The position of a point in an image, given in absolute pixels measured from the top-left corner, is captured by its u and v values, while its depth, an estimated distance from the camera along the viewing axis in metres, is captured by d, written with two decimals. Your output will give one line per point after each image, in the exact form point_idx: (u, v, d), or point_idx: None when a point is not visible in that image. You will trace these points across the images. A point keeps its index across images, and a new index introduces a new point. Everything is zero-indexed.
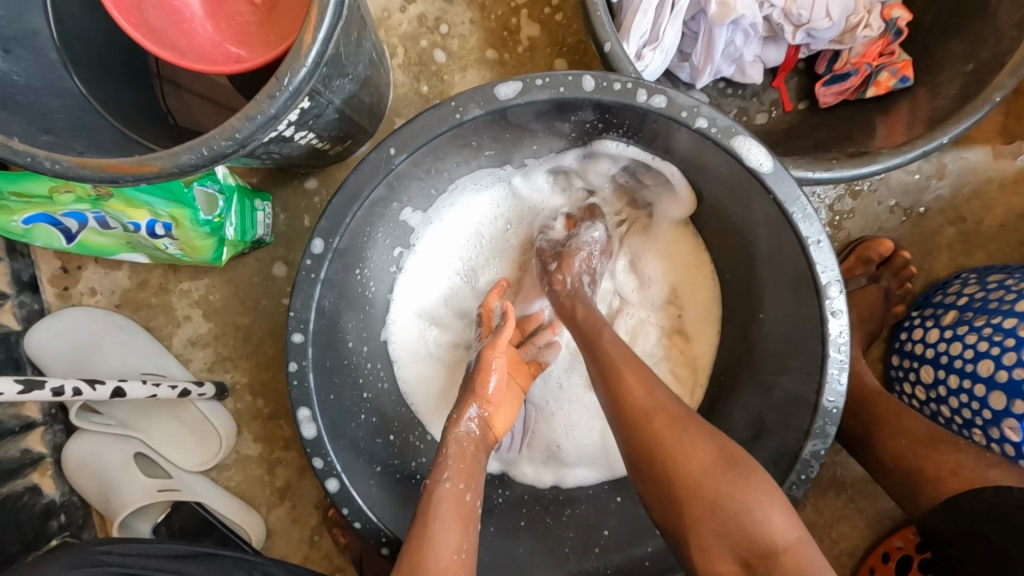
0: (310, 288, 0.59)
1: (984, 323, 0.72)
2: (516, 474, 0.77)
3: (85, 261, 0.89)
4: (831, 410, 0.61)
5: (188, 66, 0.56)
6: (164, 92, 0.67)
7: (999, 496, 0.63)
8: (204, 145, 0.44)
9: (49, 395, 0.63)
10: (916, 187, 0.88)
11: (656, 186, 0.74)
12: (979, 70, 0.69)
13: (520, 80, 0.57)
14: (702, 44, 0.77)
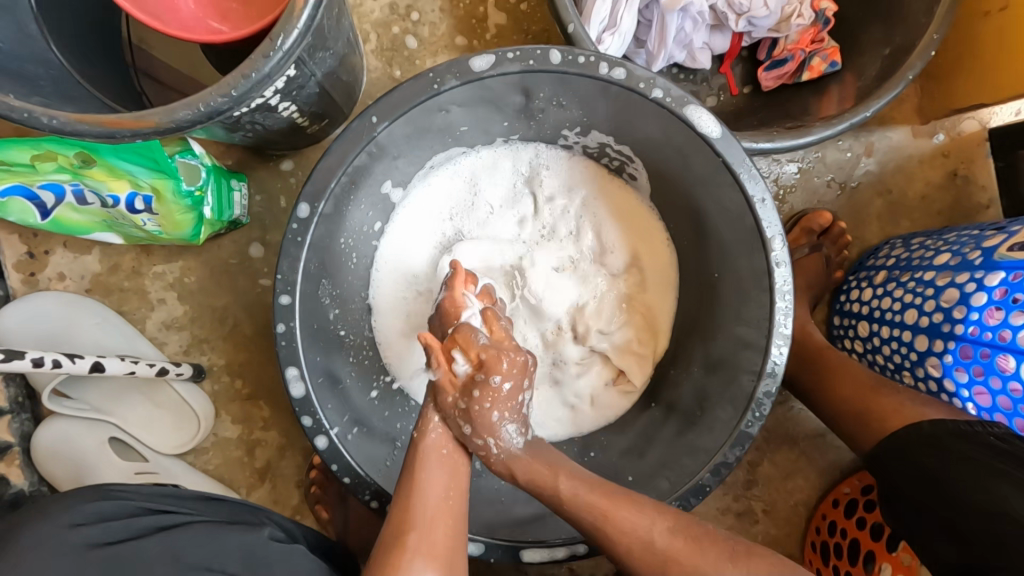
0: (297, 251, 0.62)
1: (908, 277, 0.80)
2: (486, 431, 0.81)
3: (53, 245, 0.88)
4: (779, 351, 0.68)
5: (175, 33, 0.58)
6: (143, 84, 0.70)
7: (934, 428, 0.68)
8: (200, 103, 0.47)
9: (29, 365, 0.64)
10: (848, 164, 0.98)
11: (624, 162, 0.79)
12: (896, 53, 0.78)
13: (492, 54, 0.62)
14: (655, 31, 0.84)
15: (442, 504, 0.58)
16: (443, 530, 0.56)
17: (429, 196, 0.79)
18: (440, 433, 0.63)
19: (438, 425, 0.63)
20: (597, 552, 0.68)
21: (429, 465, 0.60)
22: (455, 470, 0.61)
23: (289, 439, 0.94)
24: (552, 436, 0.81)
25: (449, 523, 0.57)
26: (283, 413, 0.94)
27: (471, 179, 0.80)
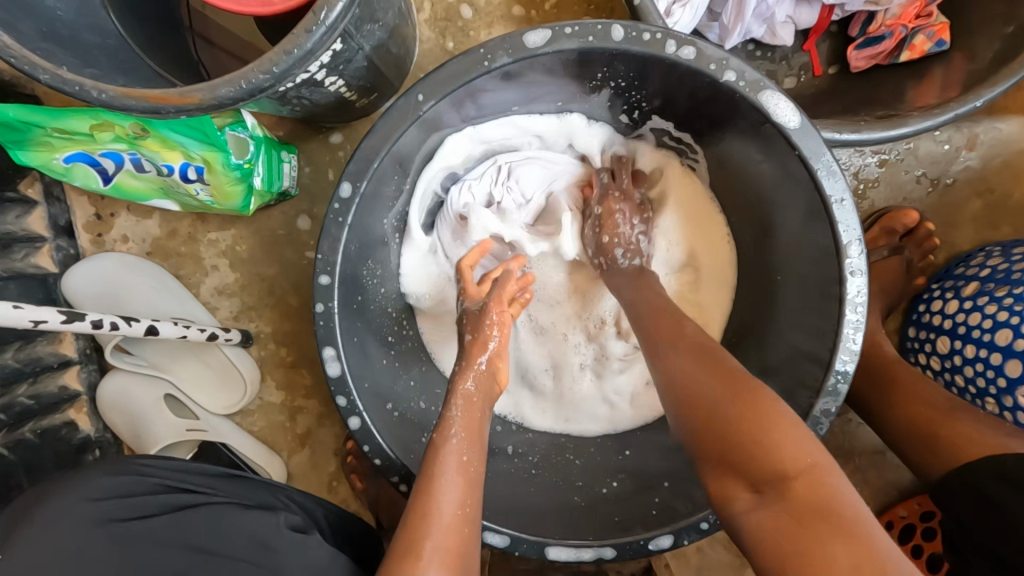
0: (337, 231, 0.61)
1: (1005, 293, 0.71)
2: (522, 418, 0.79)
3: (117, 208, 0.92)
4: (845, 368, 0.61)
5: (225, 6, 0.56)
6: (198, 48, 0.68)
7: (1019, 463, 0.60)
8: (243, 79, 0.46)
9: (89, 326, 0.66)
10: (945, 158, 0.87)
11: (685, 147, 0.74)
12: (1020, 32, 0.67)
13: (549, 29, 0.57)
14: (733, 3, 0.76)
15: (455, 512, 0.52)
16: (453, 543, 0.50)
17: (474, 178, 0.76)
18: (459, 439, 0.56)
19: (455, 429, 0.57)
20: (624, 557, 0.66)
21: (448, 471, 0.54)
22: (472, 478, 0.54)
23: (329, 409, 0.97)
24: (585, 431, 0.78)
25: (460, 533, 0.51)
26: (324, 383, 0.96)
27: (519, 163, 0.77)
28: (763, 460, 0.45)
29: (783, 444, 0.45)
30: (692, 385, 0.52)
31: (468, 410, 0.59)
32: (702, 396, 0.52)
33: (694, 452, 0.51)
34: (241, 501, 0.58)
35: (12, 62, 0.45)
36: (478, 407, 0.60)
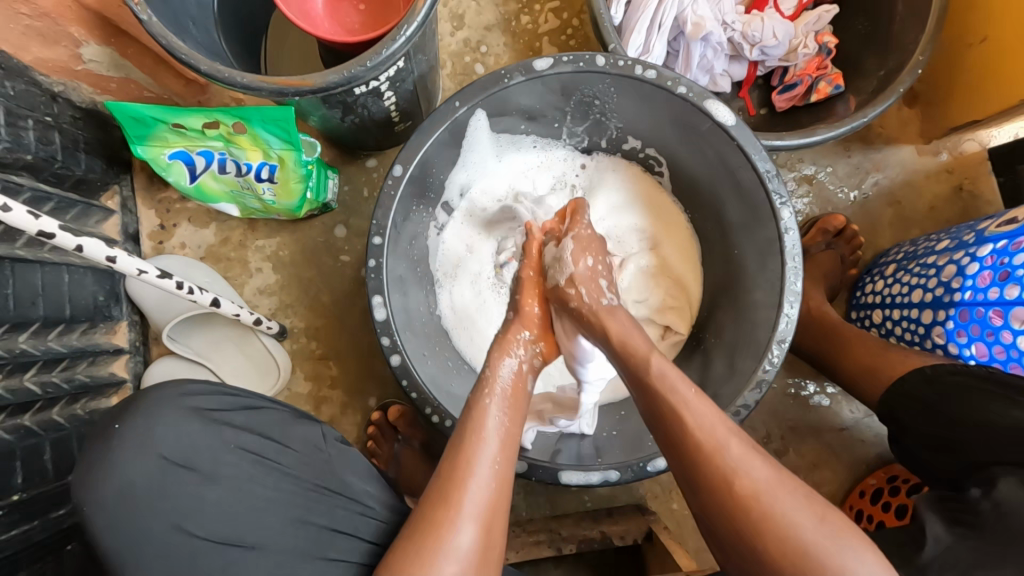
0: (390, 202, 0.78)
1: (916, 262, 0.89)
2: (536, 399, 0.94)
3: (179, 220, 1.07)
4: (792, 307, 0.78)
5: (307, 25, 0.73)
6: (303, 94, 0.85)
7: (934, 370, 0.68)
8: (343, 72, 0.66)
9: (173, 286, 0.79)
10: (859, 177, 1.10)
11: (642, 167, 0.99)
12: (890, 74, 0.93)
13: (551, 57, 0.79)
14: (682, 58, 1.01)
15: (498, 444, 0.63)
16: (500, 450, 0.63)
17: (497, 197, 0.98)
18: (504, 389, 0.67)
19: (504, 387, 0.68)
20: (626, 478, 0.76)
21: (497, 401, 0.66)
22: (516, 414, 0.66)
23: (352, 397, 1.07)
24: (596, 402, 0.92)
25: (507, 448, 0.63)
26: (349, 374, 1.07)
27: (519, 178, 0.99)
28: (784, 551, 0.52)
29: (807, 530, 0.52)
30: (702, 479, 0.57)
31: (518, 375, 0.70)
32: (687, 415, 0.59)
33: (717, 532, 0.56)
34: (294, 409, 0.71)
35: (183, 58, 0.64)
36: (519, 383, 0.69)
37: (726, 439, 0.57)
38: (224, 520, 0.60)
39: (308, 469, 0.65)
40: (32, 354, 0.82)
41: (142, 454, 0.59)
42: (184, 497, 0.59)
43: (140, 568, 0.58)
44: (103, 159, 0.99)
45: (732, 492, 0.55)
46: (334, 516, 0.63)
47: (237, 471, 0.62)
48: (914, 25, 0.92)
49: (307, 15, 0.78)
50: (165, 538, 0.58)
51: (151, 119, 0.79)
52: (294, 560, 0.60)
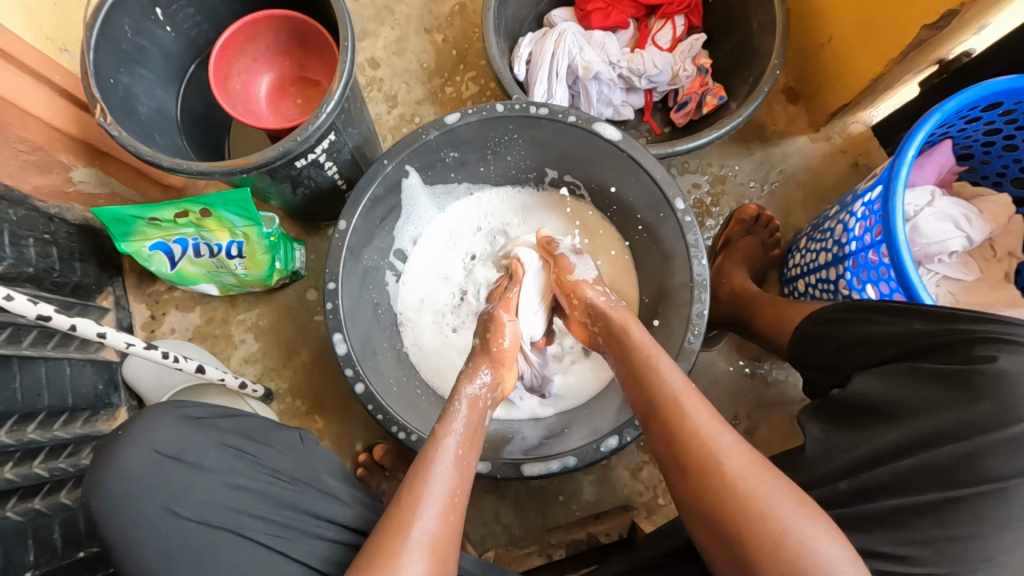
0: (339, 252, 0.89)
1: (821, 229, 1.00)
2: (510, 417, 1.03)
3: (168, 308, 1.19)
4: (701, 285, 0.88)
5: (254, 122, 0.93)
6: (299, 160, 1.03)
7: (828, 311, 0.77)
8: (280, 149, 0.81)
9: (159, 355, 0.89)
10: (766, 170, 1.23)
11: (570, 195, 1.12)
12: (756, 79, 1.08)
13: (459, 112, 0.93)
14: (583, 97, 1.17)
15: (456, 468, 0.68)
16: (453, 479, 0.67)
17: (443, 239, 1.11)
18: (465, 423, 0.73)
19: (467, 406, 0.76)
20: (584, 462, 0.83)
21: (455, 433, 0.72)
22: (472, 446, 0.72)
23: (340, 444, 1.14)
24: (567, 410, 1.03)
25: (461, 477, 0.68)
26: (334, 423, 1.15)
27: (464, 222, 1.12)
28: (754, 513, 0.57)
29: (771, 492, 0.58)
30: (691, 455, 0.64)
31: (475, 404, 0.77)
32: (656, 369, 0.73)
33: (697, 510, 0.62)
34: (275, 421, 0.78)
35: (147, 158, 0.79)
36: (478, 413, 0.76)
37: (678, 385, 0.71)
38: (208, 506, 0.67)
39: (286, 464, 0.71)
40: (40, 441, 0.91)
41: (139, 450, 0.67)
42: (175, 485, 0.67)
43: (137, 548, 0.65)
44: (97, 265, 1.12)
45: (677, 420, 0.67)
46: (307, 502, 0.69)
47: (221, 465, 0.69)
48: (766, 38, 1.08)
49: (252, 111, 1.00)
50: (159, 520, 0.66)
51: (131, 216, 0.93)
52: (270, 544, 0.66)
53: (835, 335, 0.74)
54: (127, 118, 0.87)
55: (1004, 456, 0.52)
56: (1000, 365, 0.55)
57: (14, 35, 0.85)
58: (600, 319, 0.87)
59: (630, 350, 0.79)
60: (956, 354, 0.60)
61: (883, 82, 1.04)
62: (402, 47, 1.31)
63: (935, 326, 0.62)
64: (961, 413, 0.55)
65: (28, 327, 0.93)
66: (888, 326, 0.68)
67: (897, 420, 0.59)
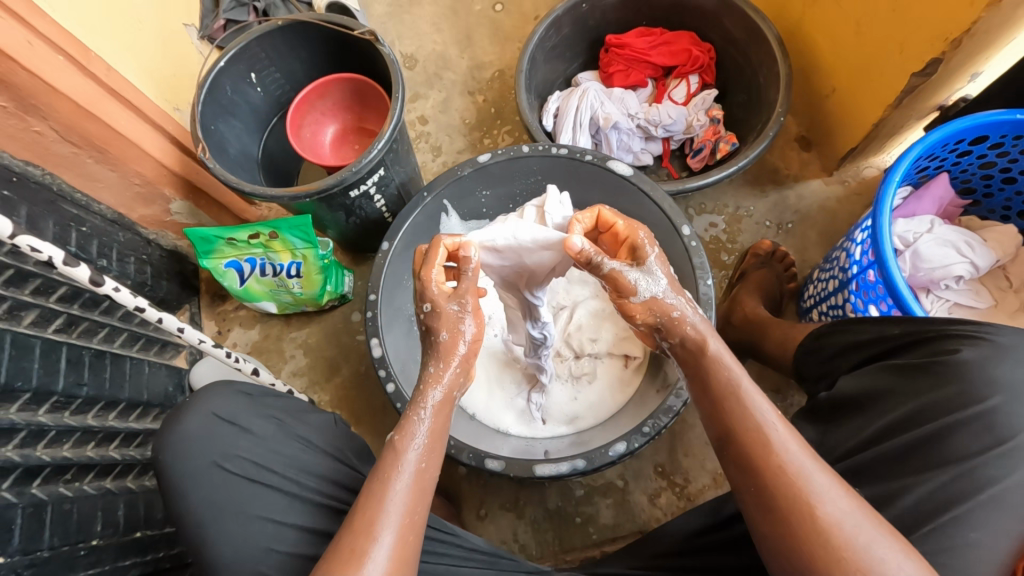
0: (381, 268, 1.03)
1: (829, 259, 1.05)
2: (529, 432, 1.08)
3: (232, 325, 1.35)
4: (707, 306, 0.95)
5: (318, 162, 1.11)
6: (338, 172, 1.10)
7: (824, 329, 0.85)
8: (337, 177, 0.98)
9: (223, 354, 1.02)
10: (781, 209, 1.29)
11: None
12: (763, 126, 1.18)
13: (490, 152, 1.08)
14: (605, 143, 1.30)
15: (419, 472, 0.66)
16: (411, 499, 0.64)
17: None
18: (428, 430, 0.68)
19: (434, 405, 0.69)
20: (594, 464, 0.88)
21: (416, 446, 0.67)
22: (434, 457, 0.68)
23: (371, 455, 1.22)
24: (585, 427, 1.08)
25: (420, 496, 0.65)
26: (367, 435, 1.24)
27: None
28: (825, 538, 0.55)
29: (844, 519, 0.55)
30: (764, 476, 0.59)
31: (444, 405, 0.70)
32: (738, 391, 0.64)
33: (766, 527, 0.59)
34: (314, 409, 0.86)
35: (232, 185, 0.97)
36: (441, 414, 0.69)
37: (762, 410, 0.63)
38: (252, 466, 0.73)
39: (322, 438, 0.79)
40: (117, 428, 1.05)
41: (202, 414, 0.76)
42: (225, 445, 0.74)
43: (188, 496, 0.72)
44: (179, 285, 1.31)
45: (761, 450, 0.60)
46: (337, 472, 0.76)
47: (266, 431, 0.76)
48: (771, 91, 1.19)
49: (318, 154, 1.19)
50: (210, 475, 0.73)
51: (213, 237, 1.10)
52: (304, 504, 0.73)
53: (825, 347, 0.83)
54: (220, 157, 1.06)
55: (969, 436, 0.61)
56: (964, 355, 0.65)
57: (144, 95, 1.08)
58: (673, 335, 0.70)
59: (703, 361, 0.68)
60: (930, 350, 0.69)
61: (884, 127, 1.12)
62: (447, 106, 1.50)
63: (911, 327, 0.72)
64: (933, 396, 0.65)
65: (121, 329, 1.10)
66: (868, 332, 0.77)
67: (880, 411, 0.68)
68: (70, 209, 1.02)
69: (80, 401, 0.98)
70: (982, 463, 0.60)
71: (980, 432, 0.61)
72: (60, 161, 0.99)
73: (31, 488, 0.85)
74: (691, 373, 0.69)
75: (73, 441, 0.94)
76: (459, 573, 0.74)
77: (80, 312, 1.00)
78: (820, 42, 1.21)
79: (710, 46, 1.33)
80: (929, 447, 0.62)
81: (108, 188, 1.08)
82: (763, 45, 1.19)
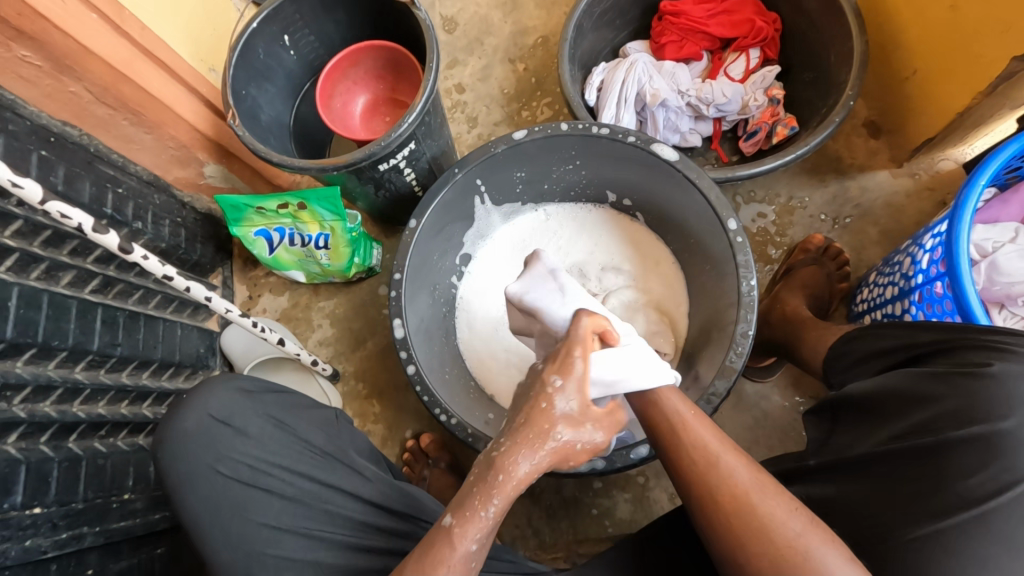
0: (407, 245, 0.99)
1: (890, 263, 0.95)
2: None
3: (263, 291, 1.37)
4: (750, 307, 0.88)
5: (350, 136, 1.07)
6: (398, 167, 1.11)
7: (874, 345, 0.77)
8: (366, 150, 0.95)
9: (249, 323, 1.03)
10: (838, 201, 1.19)
11: (629, 219, 1.16)
12: (828, 110, 1.07)
13: (526, 128, 1.01)
14: (650, 122, 1.22)
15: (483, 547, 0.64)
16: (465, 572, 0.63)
17: (504, 247, 1.18)
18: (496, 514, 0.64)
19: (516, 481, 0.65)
20: (614, 465, 0.85)
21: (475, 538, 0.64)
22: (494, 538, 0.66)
23: (393, 431, 1.23)
24: None
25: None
26: (389, 410, 1.25)
27: (528, 233, 1.19)
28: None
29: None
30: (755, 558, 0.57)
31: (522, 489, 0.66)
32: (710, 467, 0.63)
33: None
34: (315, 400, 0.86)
35: (260, 155, 0.94)
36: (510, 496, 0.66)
37: (782, 514, 0.58)
38: (247, 470, 0.75)
39: (321, 438, 0.80)
40: (150, 387, 1.09)
41: (196, 413, 0.76)
42: (220, 448, 0.75)
43: (186, 494, 0.74)
44: (214, 249, 1.32)
45: (757, 543, 0.58)
46: (331, 472, 0.77)
47: (262, 433, 0.77)
48: (841, 70, 1.07)
49: (348, 126, 1.15)
50: (204, 476, 0.75)
51: (243, 205, 1.10)
52: (299, 507, 0.75)
53: (854, 351, 0.79)
54: (251, 125, 1.04)
55: (966, 456, 0.54)
56: (993, 369, 0.57)
57: (177, 55, 1.05)
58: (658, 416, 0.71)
59: (680, 445, 0.67)
60: (959, 358, 0.62)
61: (970, 116, 1.00)
62: (487, 74, 1.43)
63: (944, 334, 0.65)
64: (936, 405, 0.59)
65: (155, 291, 1.12)
66: (900, 336, 0.71)
67: (881, 415, 0.64)
68: (106, 170, 1.03)
69: (115, 359, 1.00)
70: (971, 484, 0.53)
71: (982, 454, 0.54)
72: (97, 122, 0.98)
73: (67, 444, 0.89)
74: (664, 454, 0.68)
75: (107, 399, 0.98)
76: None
77: (115, 274, 1.02)
78: (906, 18, 1.07)
79: (776, 16, 1.21)
80: (920, 459, 0.57)
81: (144, 151, 1.08)
82: (838, 18, 1.07)
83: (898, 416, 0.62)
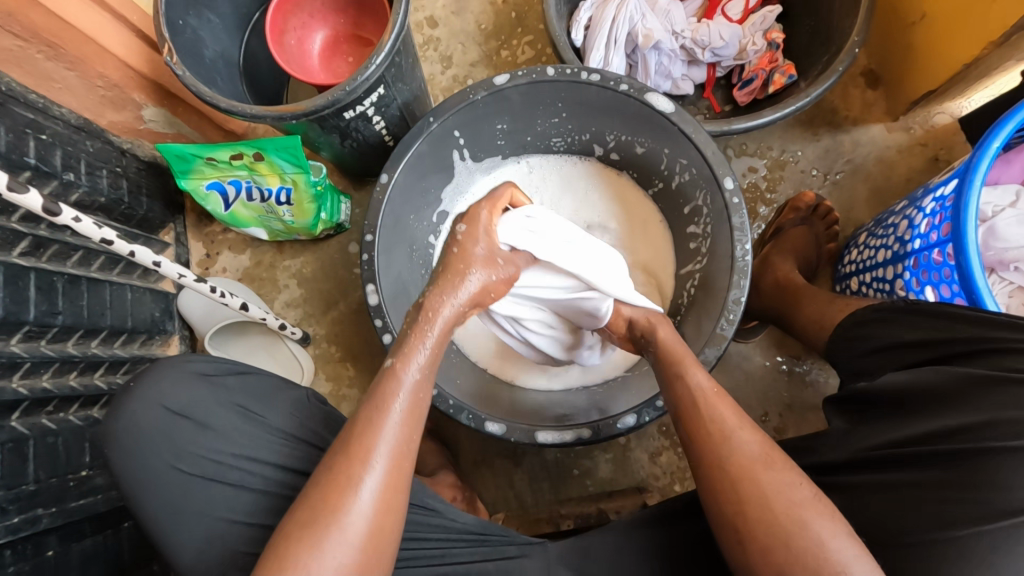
0: (379, 205, 0.90)
1: (883, 226, 0.93)
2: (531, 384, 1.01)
3: (221, 248, 1.26)
4: (744, 273, 0.84)
5: (308, 79, 0.95)
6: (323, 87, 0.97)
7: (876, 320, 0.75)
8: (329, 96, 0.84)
9: (204, 288, 0.94)
10: (831, 156, 1.14)
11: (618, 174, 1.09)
12: (831, 56, 1.00)
13: (508, 73, 0.91)
14: (641, 67, 1.12)
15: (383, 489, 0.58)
16: (370, 522, 0.57)
17: None
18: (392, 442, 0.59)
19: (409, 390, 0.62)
20: (598, 436, 0.83)
21: (381, 458, 0.58)
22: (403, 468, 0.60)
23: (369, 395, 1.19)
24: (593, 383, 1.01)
25: (386, 521, 0.58)
26: (364, 373, 1.20)
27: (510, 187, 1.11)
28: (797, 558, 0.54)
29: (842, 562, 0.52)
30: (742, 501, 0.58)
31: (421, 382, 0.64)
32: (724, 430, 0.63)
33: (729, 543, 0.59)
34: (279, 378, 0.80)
35: (206, 99, 0.83)
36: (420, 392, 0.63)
37: (783, 484, 0.57)
38: (208, 464, 0.71)
39: (291, 425, 0.75)
40: (100, 356, 1.00)
41: (150, 406, 0.72)
42: (180, 441, 0.71)
43: (145, 492, 0.71)
44: (162, 202, 1.19)
45: (763, 520, 0.56)
46: (300, 458, 0.73)
47: (225, 423, 0.73)
48: (847, 13, 0.99)
49: (305, 67, 1.02)
50: (164, 472, 0.71)
51: (190, 155, 0.98)
52: (268, 500, 0.71)
53: (870, 335, 0.76)
54: (194, 62, 0.90)
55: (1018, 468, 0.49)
56: None
57: None
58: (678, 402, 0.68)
59: (702, 424, 0.64)
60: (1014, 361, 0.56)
61: (977, 68, 0.95)
62: (462, 6, 1.29)
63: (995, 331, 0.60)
64: (991, 414, 0.52)
65: (97, 252, 1.01)
66: (940, 328, 0.66)
67: (915, 411, 0.59)
68: (24, 113, 0.88)
69: (56, 329, 0.91)
70: (1015, 496, 0.48)
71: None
72: (5, 55, 0.84)
73: (10, 423, 0.81)
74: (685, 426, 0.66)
75: (52, 372, 0.90)
76: (446, 555, 0.74)
77: (48, 235, 0.90)
78: None
79: None
80: (948, 464, 0.53)
81: (69, 91, 0.94)
82: None
83: (932, 413, 0.57)
